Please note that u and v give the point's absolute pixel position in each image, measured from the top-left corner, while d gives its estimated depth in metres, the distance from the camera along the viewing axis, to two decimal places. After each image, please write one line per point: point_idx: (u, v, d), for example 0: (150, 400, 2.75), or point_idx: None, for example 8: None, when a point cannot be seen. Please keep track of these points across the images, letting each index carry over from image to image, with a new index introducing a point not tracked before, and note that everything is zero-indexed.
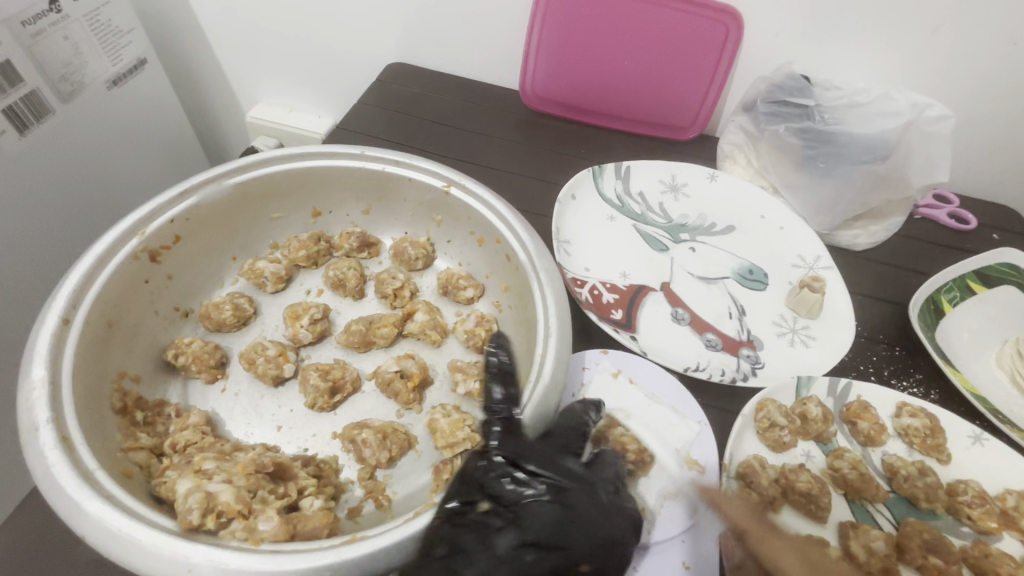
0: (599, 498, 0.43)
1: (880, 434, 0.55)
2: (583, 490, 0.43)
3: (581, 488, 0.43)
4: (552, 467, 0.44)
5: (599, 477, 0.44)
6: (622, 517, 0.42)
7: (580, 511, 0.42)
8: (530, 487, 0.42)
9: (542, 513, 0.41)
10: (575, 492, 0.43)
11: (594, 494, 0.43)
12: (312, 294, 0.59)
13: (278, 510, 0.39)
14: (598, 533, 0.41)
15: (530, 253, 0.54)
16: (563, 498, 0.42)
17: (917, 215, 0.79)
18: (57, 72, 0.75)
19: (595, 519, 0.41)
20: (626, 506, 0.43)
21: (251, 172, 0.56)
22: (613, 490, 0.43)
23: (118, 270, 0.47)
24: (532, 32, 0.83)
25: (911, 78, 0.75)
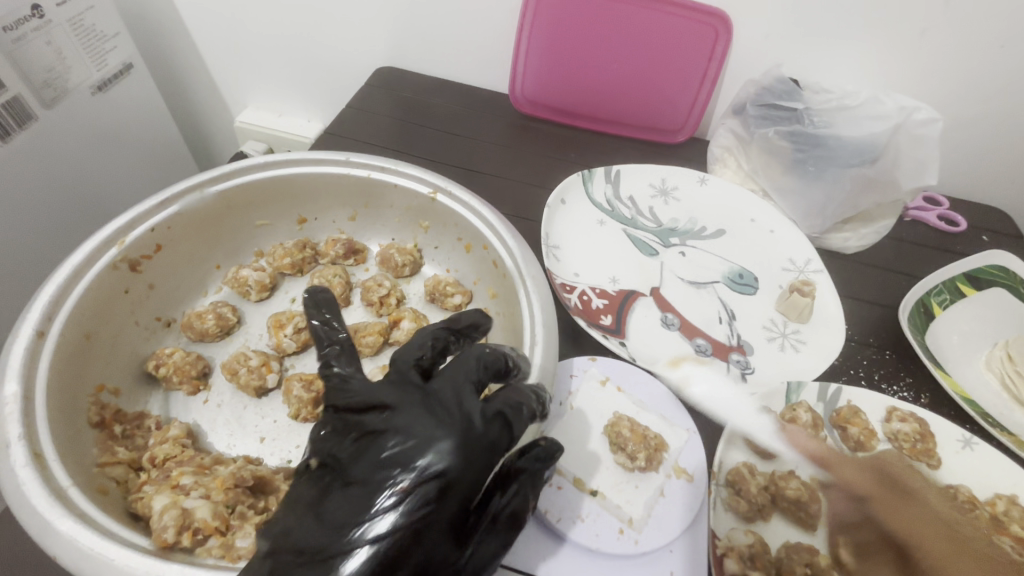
0: (439, 407, 0.37)
1: (870, 439, 0.54)
2: (420, 413, 0.37)
3: (412, 412, 0.37)
4: (384, 401, 0.39)
5: (442, 388, 0.39)
6: (463, 426, 0.37)
7: (422, 436, 0.36)
8: (372, 427, 0.37)
9: (382, 455, 0.36)
10: (412, 421, 0.37)
11: (424, 409, 0.38)
12: (297, 302, 0.58)
13: (257, 525, 0.39)
14: (433, 450, 0.35)
15: (517, 260, 0.53)
16: (392, 426, 0.37)
17: (907, 217, 0.79)
18: (40, 78, 0.75)
19: (436, 437, 0.36)
20: (465, 409, 0.38)
21: (234, 180, 0.55)
22: (453, 402, 0.38)
23: (96, 280, 0.46)
24: (520, 36, 0.82)
25: (900, 80, 0.75)
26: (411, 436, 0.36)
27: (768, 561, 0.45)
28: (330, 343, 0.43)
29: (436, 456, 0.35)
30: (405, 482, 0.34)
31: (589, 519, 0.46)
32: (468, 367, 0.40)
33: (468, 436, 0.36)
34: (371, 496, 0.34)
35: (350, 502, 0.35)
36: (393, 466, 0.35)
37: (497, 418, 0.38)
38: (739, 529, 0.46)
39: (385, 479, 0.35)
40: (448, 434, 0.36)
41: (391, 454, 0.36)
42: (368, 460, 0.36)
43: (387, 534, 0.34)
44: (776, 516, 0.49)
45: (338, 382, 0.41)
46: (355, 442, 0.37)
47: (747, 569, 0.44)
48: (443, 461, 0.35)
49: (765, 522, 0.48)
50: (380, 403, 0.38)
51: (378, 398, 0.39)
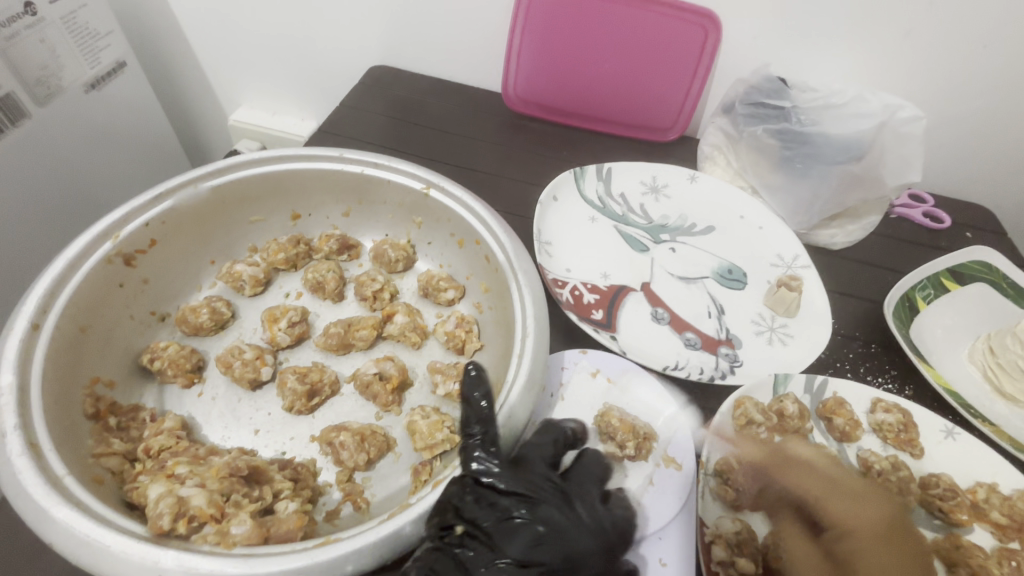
0: (579, 505, 0.42)
1: (856, 430, 0.56)
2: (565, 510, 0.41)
3: (558, 504, 0.41)
4: (529, 491, 0.41)
5: (572, 485, 0.44)
6: (597, 529, 0.41)
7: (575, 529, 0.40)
8: (517, 510, 0.40)
9: (531, 540, 0.39)
10: (557, 514, 0.40)
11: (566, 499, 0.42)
12: (291, 297, 0.59)
13: (252, 513, 0.39)
14: (581, 548, 0.40)
15: (509, 254, 0.54)
16: (539, 516, 0.40)
17: (893, 214, 0.81)
18: (33, 75, 0.75)
19: (585, 539, 0.40)
20: (599, 519, 0.42)
21: (228, 175, 0.56)
22: (589, 505, 0.43)
23: (91, 273, 0.47)
24: (513, 34, 0.83)
25: (885, 80, 0.77)
26: (557, 525, 0.40)
27: (754, 547, 0.46)
28: (476, 424, 0.44)
29: (580, 548, 0.40)
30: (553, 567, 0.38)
31: None
32: (594, 472, 0.46)
33: (602, 541, 0.41)
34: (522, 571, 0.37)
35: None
36: (542, 551, 0.38)
37: (619, 524, 0.43)
38: (726, 517, 0.47)
39: (529, 554, 0.38)
40: (588, 535, 0.41)
41: (538, 542, 0.39)
42: (516, 540, 0.39)
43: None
44: (763, 505, 0.50)
45: (477, 454, 0.43)
46: (504, 521, 0.39)
47: (733, 556, 0.45)
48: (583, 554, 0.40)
49: (753, 511, 0.50)
50: (525, 490, 0.41)
51: (522, 483, 0.41)
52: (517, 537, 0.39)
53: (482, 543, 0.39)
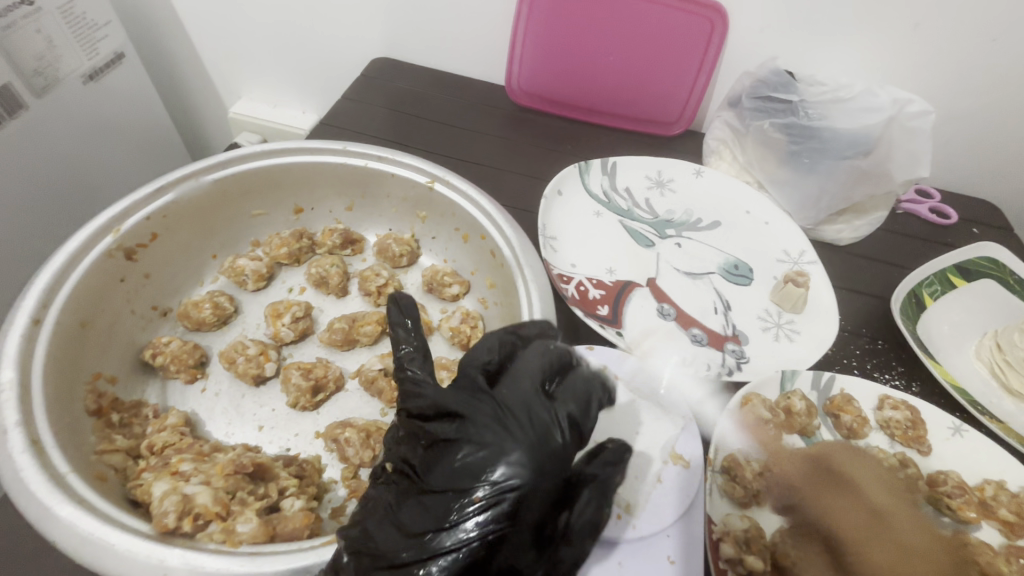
0: (509, 396, 0.36)
1: (863, 427, 0.55)
2: (488, 413, 0.35)
3: (465, 402, 0.36)
4: (457, 407, 0.36)
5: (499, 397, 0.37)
6: (529, 419, 0.35)
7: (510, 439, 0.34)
8: (443, 434, 0.35)
9: (452, 462, 0.34)
10: (484, 429, 0.34)
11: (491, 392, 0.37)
12: (294, 292, 0.58)
13: (258, 510, 0.39)
14: (506, 458, 0.33)
15: (515, 249, 0.53)
16: (464, 435, 0.35)
17: (900, 210, 0.80)
18: (30, 66, 0.74)
19: (509, 443, 0.33)
20: (540, 418, 0.35)
21: (230, 168, 0.55)
22: (525, 412, 0.35)
23: (92, 267, 0.46)
24: (517, 27, 0.82)
25: (894, 74, 0.76)
26: (472, 435, 0.34)
27: (763, 546, 0.46)
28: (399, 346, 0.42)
29: (509, 464, 0.33)
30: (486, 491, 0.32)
31: None
32: (540, 365, 0.39)
33: (539, 443, 0.34)
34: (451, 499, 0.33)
35: (427, 505, 0.33)
36: (480, 464, 0.33)
37: (568, 424, 0.36)
38: (734, 514, 0.48)
39: (455, 463, 0.34)
40: (515, 441, 0.34)
41: (463, 461, 0.33)
42: (441, 467, 0.34)
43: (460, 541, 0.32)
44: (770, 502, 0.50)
45: (413, 383, 0.40)
46: (426, 447, 0.36)
47: (743, 553, 0.45)
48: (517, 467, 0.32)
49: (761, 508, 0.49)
50: (453, 408, 0.36)
51: (449, 403, 0.37)
52: (449, 462, 0.34)
53: (412, 479, 0.36)
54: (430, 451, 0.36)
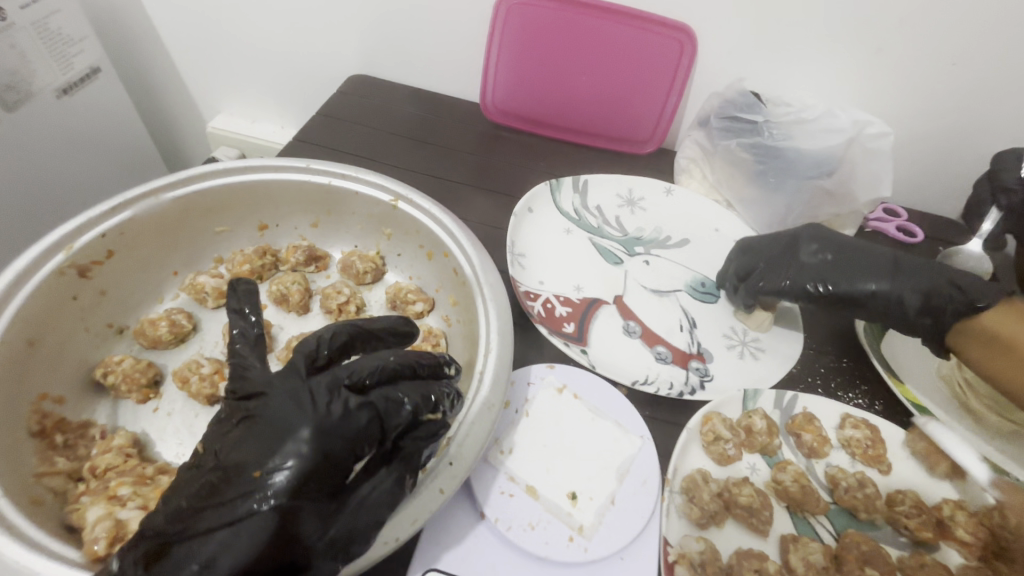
0: (303, 395, 0.37)
1: (824, 445, 0.55)
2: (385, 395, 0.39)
3: (293, 404, 0.37)
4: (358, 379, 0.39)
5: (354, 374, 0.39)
6: (342, 425, 0.36)
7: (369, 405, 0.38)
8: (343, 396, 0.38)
9: (300, 424, 0.36)
10: (298, 422, 0.36)
11: (302, 412, 0.36)
12: (255, 310, 0.58)
13: None
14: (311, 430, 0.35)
15: (475, 267, 0.53)
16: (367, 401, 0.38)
17: (867, 228, 0.81)
18: (2, 80, 0.74)
19: (353, 412, 0.37)
20: (376, 371, 0.40)
21: (192, 186, 0.55)
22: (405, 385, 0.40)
23: (42, 285, 0.45)
24: (490, 45, 0.83)
25: (857, 95, 0.78)
26: (276, 422, 0.36)
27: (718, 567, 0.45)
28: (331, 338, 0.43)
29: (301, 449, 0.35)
30: (290, 486, 0.34)
31: (541, 528, 0.45)
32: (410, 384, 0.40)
33: (332, 424, 0.36)
34: (255, 500, 0.33)
35: (237, 515, 0.33)
36: (291, 442, 0.35)
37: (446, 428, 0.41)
38: (690, 536, 0.47)
39: (278, 469, 0.34)
40: (312, 420, 0.36)
41: (348, 419, 0.37)
42: (333, 415, 0.36)
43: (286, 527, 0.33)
44: (730, 522, 0.50)
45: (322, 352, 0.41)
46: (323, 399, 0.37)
47: None
48: (360, 432, 0.36)
49: (718, 528, 0.49)
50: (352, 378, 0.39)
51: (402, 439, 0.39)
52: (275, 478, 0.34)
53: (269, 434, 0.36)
54: (273, 421, 0.36)
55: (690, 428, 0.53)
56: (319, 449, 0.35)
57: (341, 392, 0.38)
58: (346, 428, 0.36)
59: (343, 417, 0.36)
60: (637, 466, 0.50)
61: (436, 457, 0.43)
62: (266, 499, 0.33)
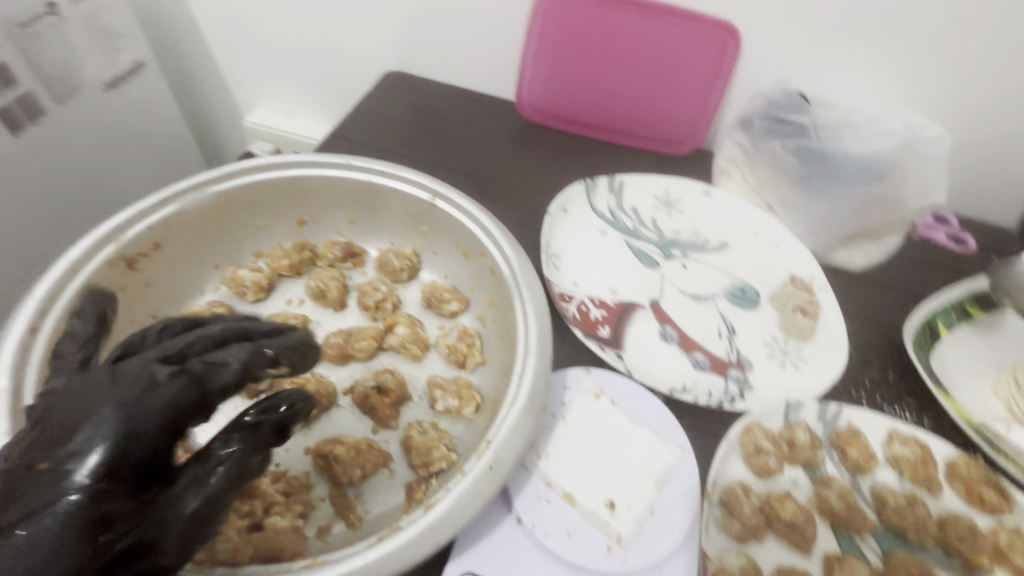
0: (111, 376, 0.35)
1: (870, 462, 0.53)
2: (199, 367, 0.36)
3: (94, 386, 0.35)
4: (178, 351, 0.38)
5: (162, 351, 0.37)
6: (143, 399, 0.34)
7: (175, 385, 0.35)
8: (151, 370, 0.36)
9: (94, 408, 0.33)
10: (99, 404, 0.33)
11: (106, 393, 0.34)
12: (293, 305, 0.58)
13: (241, 530, 0.41)
14: (119, 410, 0.33)
15: (514, 267, 0.53)
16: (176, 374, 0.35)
17: (915, 236, 0.78)
18: (52, 74, 0.76)
19: (158, 382, 0.35)
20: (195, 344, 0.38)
21: (235, 181, 0.55)
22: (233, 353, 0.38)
23: (93, 277, 0.47)
24: (527, 43, 0.82)
25: (909, 97, 0.74)
26: (78, 401, 0.34)
27: None
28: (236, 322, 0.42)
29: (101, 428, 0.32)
30: (96, 475, 0.32)
31: (579, 536, 0.45)
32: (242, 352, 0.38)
33: (132, 399, 0.34)
34: (55, 495, 0.31)
35: (36, 503, 0.31)
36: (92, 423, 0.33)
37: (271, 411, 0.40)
38: (730, 550, 0.46)
39: (69, 461, 0.32)
40: (109, 400, 0.33)
41: (156, 397, 0.34)
42: (127, 394, 0.34)
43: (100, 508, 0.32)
44: (771, 538, 0.48)
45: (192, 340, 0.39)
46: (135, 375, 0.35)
47: None
48: (169, 399, 0.34)
49: (759, 543, 0.48)
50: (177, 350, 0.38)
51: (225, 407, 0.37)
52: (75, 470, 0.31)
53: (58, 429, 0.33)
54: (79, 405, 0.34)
55: (731, 438, 0.52)
56: (118, 431, 0.33)
57: (145, 367, 0.35)
58: (152, 403, 0.34)
59: (139, 394, 0.34)
60: (679, 477, 0.49)
61: (476, 458, 0.42)
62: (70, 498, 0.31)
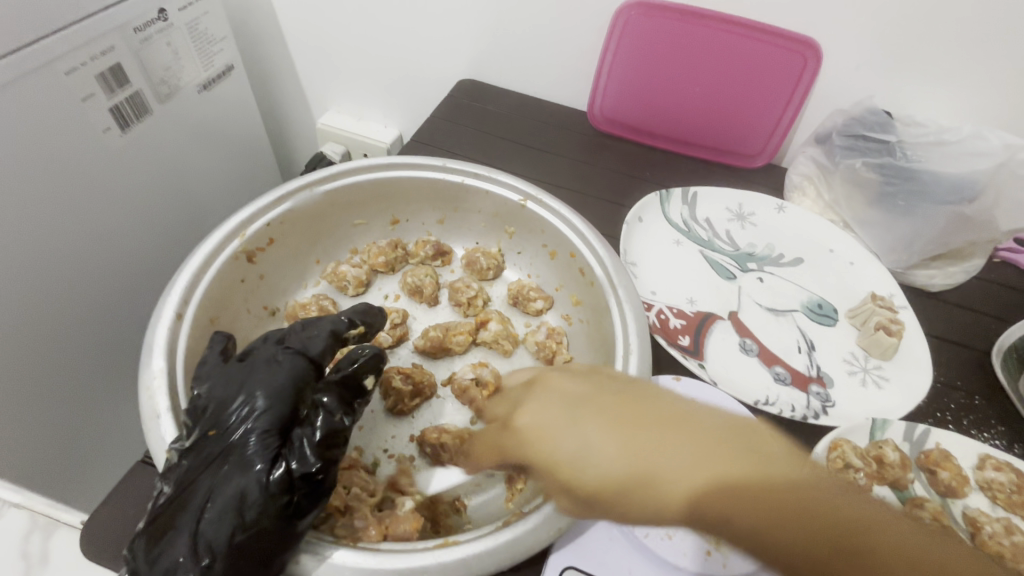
0: (244, 373, 0.41)
1: (963, 486, 0.53)
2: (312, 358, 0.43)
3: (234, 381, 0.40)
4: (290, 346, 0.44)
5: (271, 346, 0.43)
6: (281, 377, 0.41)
7: (294, 368, 0.42)
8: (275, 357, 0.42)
9: (252, 400, 0.39)
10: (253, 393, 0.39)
11: (248, 380, 0.40)
12: (389, 299, 0.61)
13: (372, 508, 0.42)
14: (270, 397, 0.39)
15: (608, 269, 0.54)
16: (292, 361, 0.42)
17: (996, 258, 0.77)
18: (158, 75, 0.82)
19: (284, 365, 0.42)
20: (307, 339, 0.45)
21: (341, 181, 0.58)
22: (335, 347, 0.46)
23: (222, 268, 0.50)
24: (605, 55, 0.84)
25: (998, 117, 0.73)
26: (229, 398, 0.39)
27: None
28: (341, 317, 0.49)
29: (261, 413, 0.39)
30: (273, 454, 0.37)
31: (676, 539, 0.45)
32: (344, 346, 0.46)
33: (277, 386, 0.40)
34: (240, 465, 0.36)
35: (217, 475, 0.36)
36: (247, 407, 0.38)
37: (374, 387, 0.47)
38: None
39: (245, 447, 0.37)
40: (262, 387, 0.40)
41: (282, 383, 0.40)
42: (271, 382, 0.40)
43: (282, 470, 0.37)
44: None
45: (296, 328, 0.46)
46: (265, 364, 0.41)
47: None
48: (296, 371, 0.42)
49: None
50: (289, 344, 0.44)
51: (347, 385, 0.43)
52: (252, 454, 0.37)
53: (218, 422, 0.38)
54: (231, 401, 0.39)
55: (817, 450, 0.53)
56: (276, 411, 0.39)
57: (272, 357, 0.42)
58: (286, 383, 0.41)
59: (280, 381, 0.40)
60: None
61: None
62: (258, 477, 0.36)
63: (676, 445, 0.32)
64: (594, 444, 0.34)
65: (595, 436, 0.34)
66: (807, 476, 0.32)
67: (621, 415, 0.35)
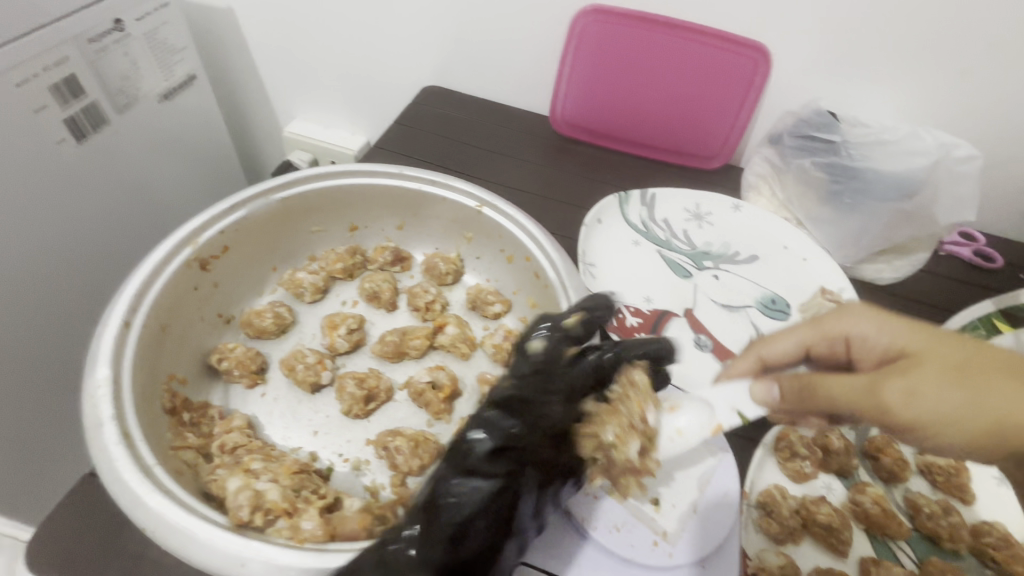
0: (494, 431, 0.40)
1: (904, 470, 0.54)
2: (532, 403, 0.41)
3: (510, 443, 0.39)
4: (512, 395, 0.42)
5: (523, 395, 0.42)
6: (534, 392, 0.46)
7: (520, 429, 0.40)
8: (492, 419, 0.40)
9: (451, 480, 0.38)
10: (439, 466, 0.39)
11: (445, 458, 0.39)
12: (347, 306, 0.61)
13: (320, 509, 0.41)
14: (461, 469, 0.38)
15: (560, 272, 0.55)
16: (504, 422, 0.40)
17: (943, 251, 0.80)
18: (115, 85, 0.81)
19: (496, 431, 0.40)
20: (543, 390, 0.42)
21: (297, 189, 0.59)
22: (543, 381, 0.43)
23: (174, 276, 0.50)
24: (565, 60, 0.86)
25: (937, 117, 0.76)
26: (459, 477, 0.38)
27: None
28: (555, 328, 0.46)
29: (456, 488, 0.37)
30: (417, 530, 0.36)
31: (625, 533, 0.46)
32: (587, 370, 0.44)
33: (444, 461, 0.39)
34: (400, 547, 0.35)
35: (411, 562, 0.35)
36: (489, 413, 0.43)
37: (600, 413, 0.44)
38: (769, 550, 0.48)
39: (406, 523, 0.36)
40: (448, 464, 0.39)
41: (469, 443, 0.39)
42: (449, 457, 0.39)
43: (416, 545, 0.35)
44: (806, 540, 0.50)
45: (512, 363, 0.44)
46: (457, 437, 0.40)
47: None
48: (469, 437, 0.39)
49: (796, 545, 0.49)
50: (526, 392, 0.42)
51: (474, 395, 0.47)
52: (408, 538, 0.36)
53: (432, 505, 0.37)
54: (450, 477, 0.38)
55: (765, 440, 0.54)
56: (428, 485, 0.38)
57: (497, 424, 0.40)
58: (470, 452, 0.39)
59: (461, 453, 0.39)
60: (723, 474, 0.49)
61: None
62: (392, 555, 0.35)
63: (1014, 398, 0.36)
64: (929, 393, 0.37)
65: (929, 383, 0.38)
66: (973, 393, 0.37)
67: (962, 366, 0.38)
